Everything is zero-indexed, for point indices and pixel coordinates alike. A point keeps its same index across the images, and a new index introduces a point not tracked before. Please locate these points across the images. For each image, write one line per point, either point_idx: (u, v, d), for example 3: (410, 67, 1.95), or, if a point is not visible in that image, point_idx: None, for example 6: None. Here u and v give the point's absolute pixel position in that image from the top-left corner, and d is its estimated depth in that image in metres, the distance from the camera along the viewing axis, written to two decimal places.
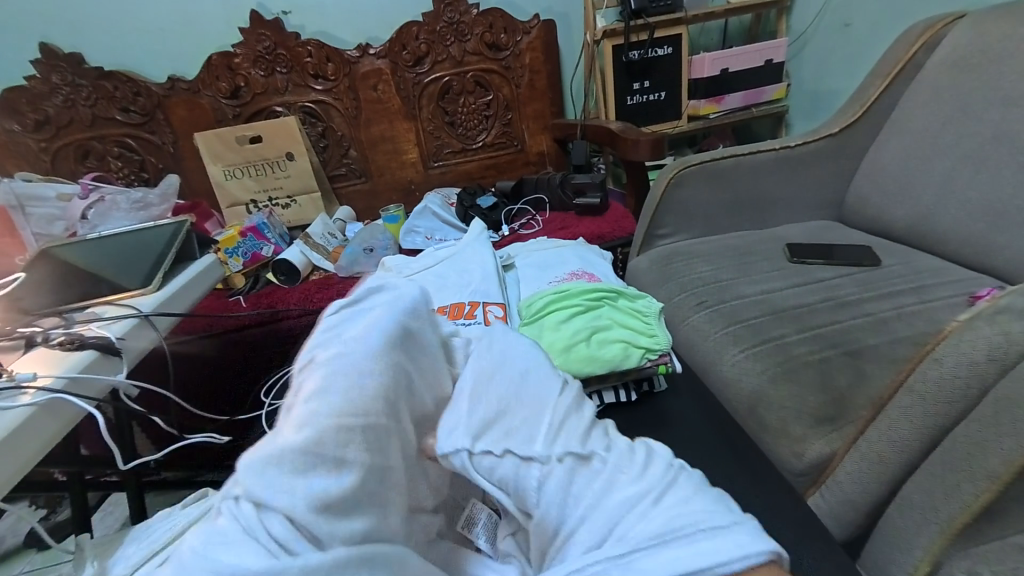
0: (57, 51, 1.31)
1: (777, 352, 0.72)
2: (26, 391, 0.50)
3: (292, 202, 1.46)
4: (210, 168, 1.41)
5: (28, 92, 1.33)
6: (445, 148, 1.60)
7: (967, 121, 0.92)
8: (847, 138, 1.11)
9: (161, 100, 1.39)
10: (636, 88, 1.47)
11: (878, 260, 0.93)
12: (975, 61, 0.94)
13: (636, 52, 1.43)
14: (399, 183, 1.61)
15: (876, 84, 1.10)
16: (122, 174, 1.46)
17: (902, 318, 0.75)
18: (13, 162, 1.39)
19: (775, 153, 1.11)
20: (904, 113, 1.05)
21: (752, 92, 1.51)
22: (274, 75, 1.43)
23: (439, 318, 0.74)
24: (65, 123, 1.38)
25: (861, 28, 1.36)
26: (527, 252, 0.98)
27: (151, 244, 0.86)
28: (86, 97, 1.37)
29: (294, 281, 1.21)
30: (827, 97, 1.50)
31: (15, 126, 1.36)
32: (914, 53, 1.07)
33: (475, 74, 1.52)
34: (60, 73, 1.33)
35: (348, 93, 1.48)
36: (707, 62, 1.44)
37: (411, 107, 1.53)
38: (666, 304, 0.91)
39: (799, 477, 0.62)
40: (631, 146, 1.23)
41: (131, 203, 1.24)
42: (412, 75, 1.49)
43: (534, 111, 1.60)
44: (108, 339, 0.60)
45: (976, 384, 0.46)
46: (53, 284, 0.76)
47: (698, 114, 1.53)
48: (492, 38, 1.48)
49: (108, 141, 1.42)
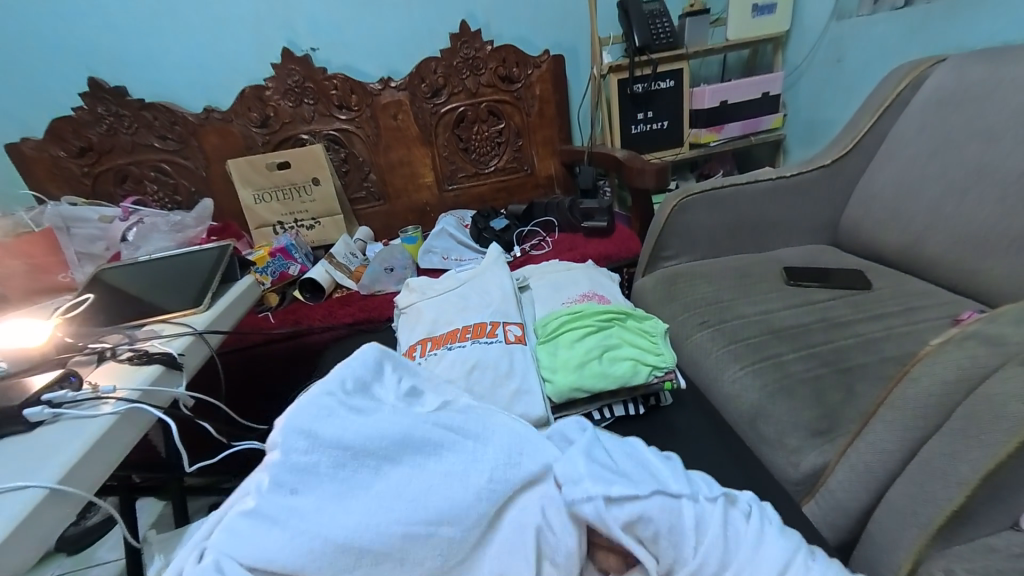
0: (103, 85, 1.41)
1: (774, 370, 0.78)
2: (108, 400, 0.58)
3: (316, 224, 1.54)
4: (240, 192, 1.50)
5: (75, 122, 1.44)
6: (460, 172, 1.69)
7: (949, 154, 0.99)
8: (840, 168, 1.19)
9: (195, 128, 1.49)
10: (641, 117, 1.56)
11: (870, 283, 0.99)
12: (955, 100, 1.01)
13: (640, 85, 1.52)
14: (415, 204, 1.70)
15: (865, 119, 1.18)
16: (158, 197, 1.56)
17: (891, 338, 0.80)
18: (57, 185, 1.49)
19: (771, 182, 1.18)
20: (892, 146, 1.12)
21: (750, 122, 1.60)
22: (301, 106, 1.53)
23: (463, 337, 0.81)
24: (106, 149, 1.48)
25: (852, 64, 1.45)
26: (541, 273, 1.05)
27: (197, 266, 0.94)
28: (128, 126, 1.47)
29: (319, 298, 1.29)
30: (822, 126, 1.59)
31: (60, 152, 1.46)
32: (900, 91, 1.15)
33: (488, 104, 1.62)
34: (104, 104, 1.43)
35: (369, 122, 1.58)
36: (707, 93, 1.52)
37: (428, 134, 1.62)
38: (671, 323, 0.98)
39: (795, 486, 0.67)
40: (636, 174, 1.32)
41: (169, 225, 1.33)
42: (430, 105, 1.59)
43: (544, 137, 1.70)
44: (171, 354, 0.67)
45: (949, 399, 0.52)
46: (111, 303, 0.84)
47: (700, 142, 1.61)
48: (505, 72, 1.58)
49: (146, 166, 1.52)
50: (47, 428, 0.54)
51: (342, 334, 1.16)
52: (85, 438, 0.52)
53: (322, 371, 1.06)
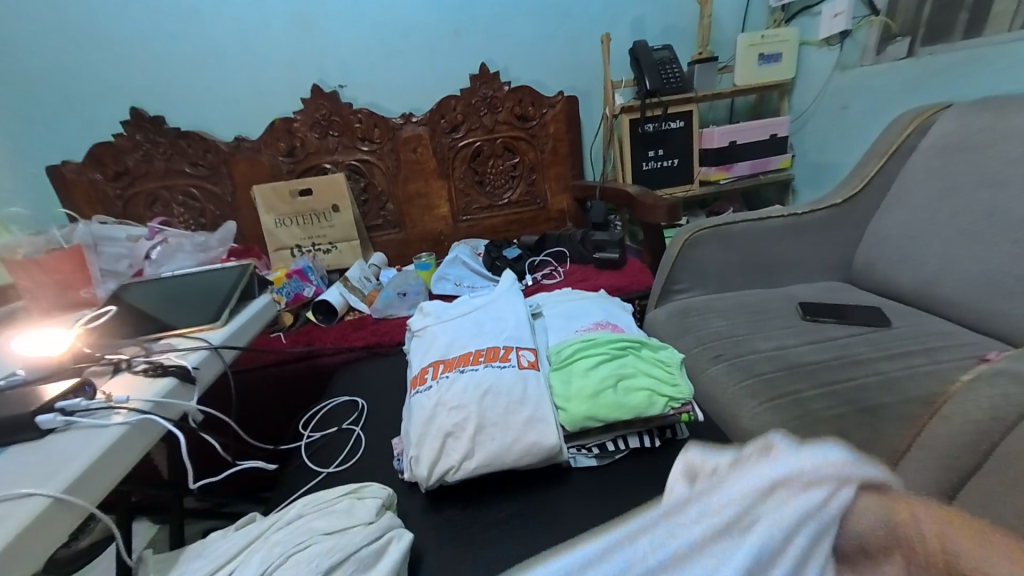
0: (145, 114, 1.50)
1: (795, 406, 0.75)
2: (120, 410, 0.58)
3: (332, 248, 1.58)
4: (262, 216, 1.55)
5: (114, 148, 1.52)
6: (474, 204, 1.74)
7: (960, 196, 0.99)
8: (851, 207, 1.20)
9: (226, 156, 1.57)
10: (651, 155, 1.61)
11: (888, 321, 0.97)
12: (964, 145, 1.03)
13: (651, 125, 1.58)
14: (429, 233, 1.74)
15: (874, 160, 1.20)
16: (184, 219, 1.62)
17: (915, 378, 0.78)
18: (92, 206, 1.56)
19: (784, 219, 1.20)
20: (903, 187, 1.14)
21: (759, 162, 1.64)
22: (326, 138, 1.61)
23: (476, 360, 0.80)
24: (140, 174, 1.56)
25: (857, 110, 1.49)
26: (554, 301, 1.05)
27: (217, 284, 0.97)
28: (163, 152, 1.55)
29: (332, 320, 1.30)
30: (830, 168, 1.63)
31: (97, 175, 1.53)
32: (907, 135, 1.17)
33: (504, 140, 1.69)
34: (143, 132, 1.52)
35: (390, 154, 1.65)
36: (716, 133, 1.57)
37: (445, 167, 1.69)
38: (685, 355, 0.97)
39: None
40: (648, 209, 1.34)
41: (193, 246, 1.37)
42: (448, 140, 1.66)
43: (557, 173, 1.75)
44: (186, 367, 0.67)
45: (982, 439, 0.50)
46: (133, 318, 0.85)
47: (710, 180, 1.65)
48: (521, 111, 1.66)
49: (176, 190, 1.59)
50: (59, 437, 0.54)
51: (356, 357, 1.16)
52: (94, 449, 0.52)
53: (331, 392, 1.05)
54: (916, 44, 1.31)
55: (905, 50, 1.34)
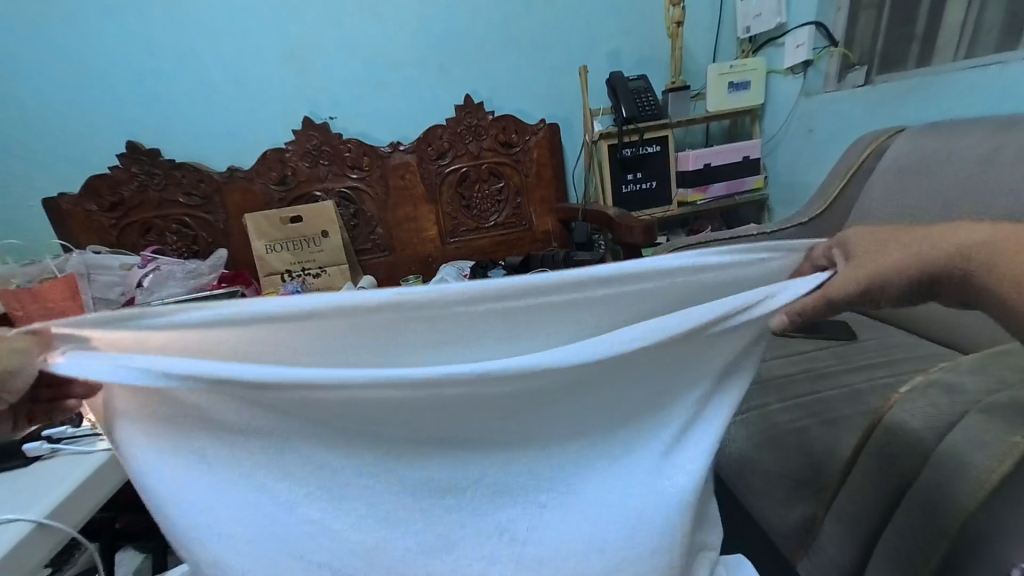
0: (140, 147, 1.56)
1: (762, 420, 0.78)
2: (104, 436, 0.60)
3: (322, 272, 1.62)
4: (253, 243, 1.59)
5: (110, 179, 1.57)
6: (461, 227, 1.79)
7: (918, 214, 1.04)
8: (817, 227, 1.26)
9: (219, 186, 1.62)
10: (631, 179, 1.68)
11: (854, 334, 1.01)
12: (916, 166, 1.09)
13: (629, 150, 1.65)
14: (419, 256, 1.79)
15: (837, 181, 1.26)
16: (176, 247, 1.65)
17: (876, 389, 0.81)
18: (86, 236, 1.60)
19: (753, 238, 1.25)
20: (864, 206, 1.20)
21: (734, 183, 1.71)
22: (317, 167, 1.66)
23: None
24: (135, 204, 1.60)
25: (822, 133, 1.57)
26: None
27: None
28: (157, 183, 1.60)
29: None
30: (800, 187, 1.70)
31: (93, 207, 1.58)
32: (866, 157, 1.23)
33: (490, 166, 1.75)
34: (139, 164, 1.57)
35: (379, 181, 1.70)
36: (692, 157, 1.65)
37: (433, 193, 1.74)
38: None
39: (784, 539, 0.69)
40: (626, 231, 1.39)
41: (185, 273, 1.43)
42: (435, 167, 1.72)
43: (542, 196, 1.81)
44: None
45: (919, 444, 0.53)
46: None
47: (688, 201, 1.71)
48: (505, 138, 1.73)
49: (170, 219, 1.63)
50: (48, 462, 0.58)
51: None
52: (79, 475, 0.55)
53: None
54: (873, 72, 1.41)
55: (864, 78, 1.43)
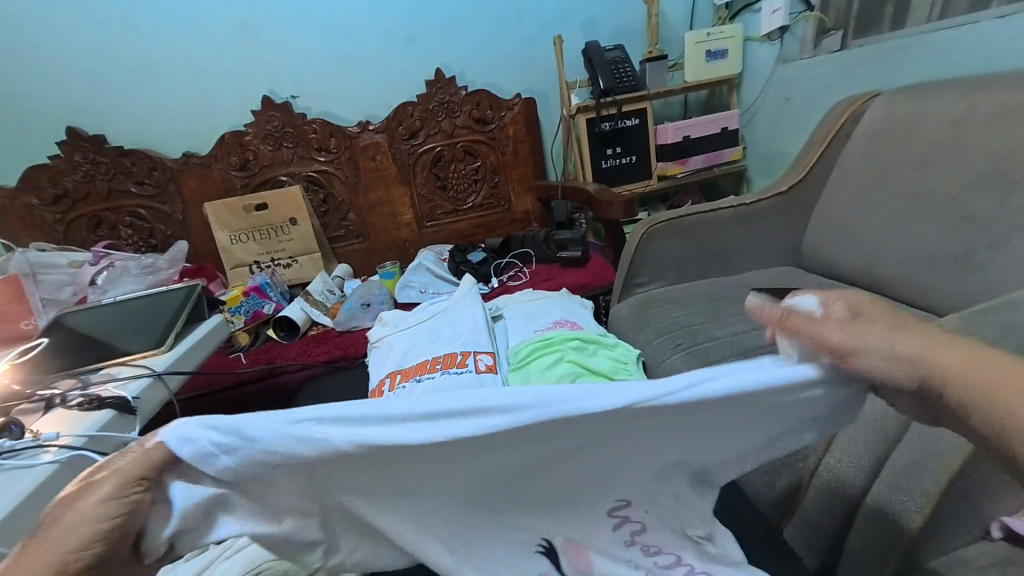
0: (82, 134, 1.43)
1: None
2: (49, 448, 0.55)
3: (293, 262, 1.55)
4: (217, 234, 1.50)
5: (50, 169, 1.44)
6: (438, 209, 1.73)
7: (893, 181, 1.04)
8: (796, 196, 1.25)
9: (174, 174, 1.51)
10: (610, 153, 1.64)
11: None
12: (892, 131, 1.07)
13: (607, 124, 1.61)
14: (394, 241, 1.72)
15: (814, 148, 1.24)
16: (132, 241, 1.55)
17: None
18: (29, 233, 1.47)
19: (733, 210, 1.23)
20: (841, 173, 1.18)
21: (712, 155, 1.69)
22: (281, 150, 1.57)
23: (433, 368, 0.86)
24: (81, 196, 1.48)
25: (799, 101, 1.55)
26: (515, 304, 1.10)
27: (164, 307, 0.93)
28: (104, 172, 1.48)
29: (294, 336, 1.27)
30: (778, 158, 1.70)
31: (33, 200, 1.45)
32: (842, 123, 1.21)
33: (464, 144, 1.68)
34: (82, 152, 1.45)
35: (348, 163, 1.62)
36: (670, 130, 1.61)
37: (407, 174, 1.67)
38: (645, 349, 0.99)
39: (772, 508, 0.68)
40: (606, 207, 1.36)
41: (142, 268, 1.34)
42: (408, 146, 1.65)
43: (519, 174, 1.76)
44: (124, 398, 0.65)
45: None
46: (71, 347, 0.81)
47: (667, 174, 1.69)
48: (479, 114, 1.66)
49: (122, 211, 1.52)
50: None
51: (318, 372, 1.13)
52: (18, 492, 0.49)
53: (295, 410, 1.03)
54: (849, 37, 1.38)
55: (839, 42, 1.40)
